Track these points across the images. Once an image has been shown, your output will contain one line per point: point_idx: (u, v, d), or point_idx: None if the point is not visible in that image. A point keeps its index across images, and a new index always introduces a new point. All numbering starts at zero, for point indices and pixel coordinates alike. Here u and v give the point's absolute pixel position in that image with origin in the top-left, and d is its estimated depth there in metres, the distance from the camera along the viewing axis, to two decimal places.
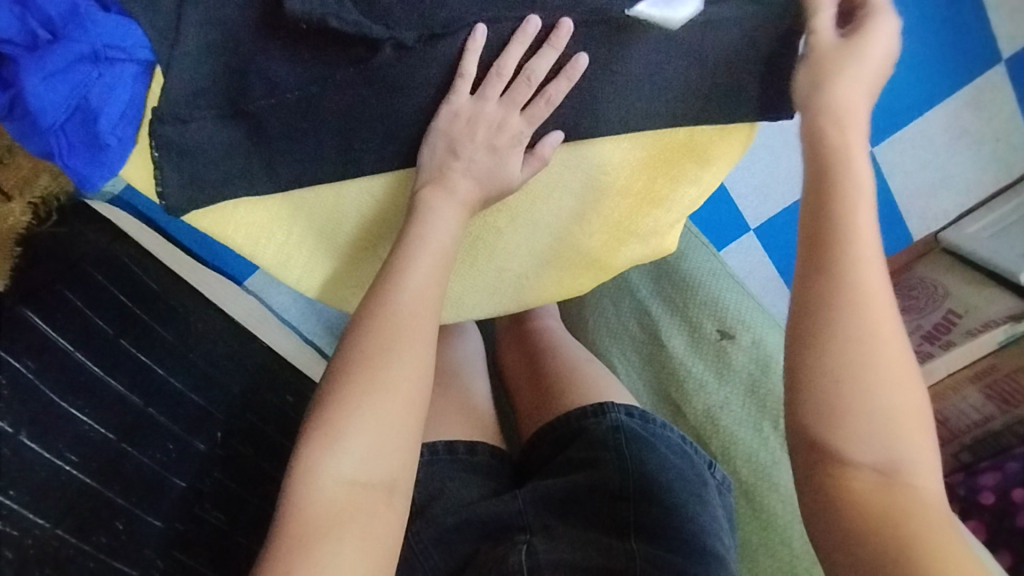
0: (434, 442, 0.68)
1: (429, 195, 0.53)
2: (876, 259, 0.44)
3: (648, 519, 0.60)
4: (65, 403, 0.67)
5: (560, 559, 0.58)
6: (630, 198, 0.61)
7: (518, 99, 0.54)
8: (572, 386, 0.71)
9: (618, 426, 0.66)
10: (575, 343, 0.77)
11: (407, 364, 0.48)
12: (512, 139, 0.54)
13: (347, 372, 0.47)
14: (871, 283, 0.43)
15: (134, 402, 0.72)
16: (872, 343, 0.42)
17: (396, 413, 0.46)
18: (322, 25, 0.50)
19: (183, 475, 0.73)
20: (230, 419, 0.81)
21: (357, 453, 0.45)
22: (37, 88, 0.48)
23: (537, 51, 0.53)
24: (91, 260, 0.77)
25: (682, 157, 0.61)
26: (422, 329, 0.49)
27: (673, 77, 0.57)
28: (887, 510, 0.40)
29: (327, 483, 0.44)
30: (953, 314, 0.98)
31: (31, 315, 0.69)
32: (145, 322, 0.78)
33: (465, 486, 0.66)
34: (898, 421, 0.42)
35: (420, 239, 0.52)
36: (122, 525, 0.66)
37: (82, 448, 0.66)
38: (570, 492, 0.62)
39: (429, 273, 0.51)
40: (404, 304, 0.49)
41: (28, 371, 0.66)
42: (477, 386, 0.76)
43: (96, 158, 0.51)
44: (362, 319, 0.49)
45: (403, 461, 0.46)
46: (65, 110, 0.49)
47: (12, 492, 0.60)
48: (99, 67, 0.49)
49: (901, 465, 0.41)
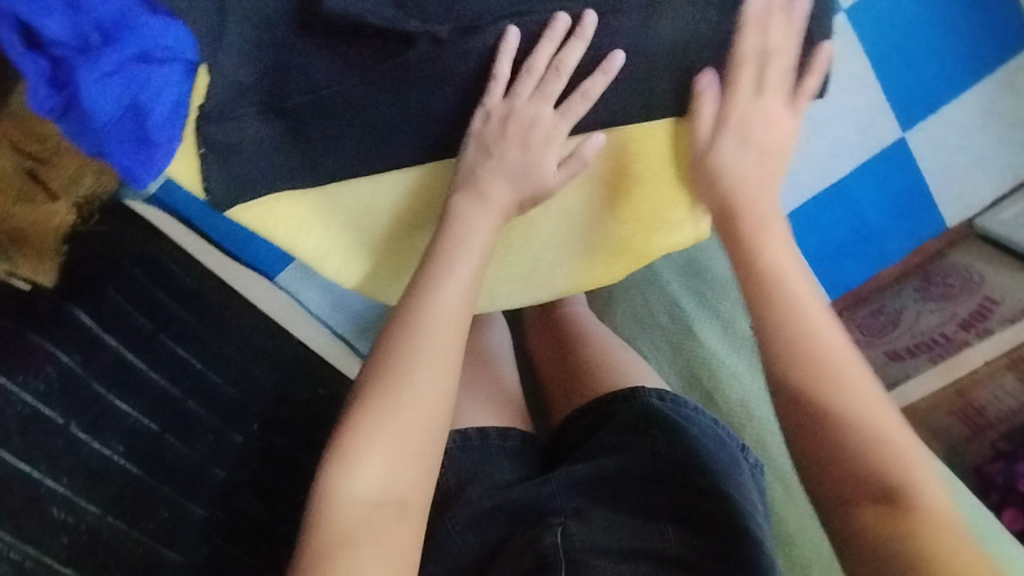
0: (466, 429, 0.69)
1: (460, 214, 0.56)
2: (832, 328, 0.53)
3: (690, 504, 0.61)
4: (113, 397, 0.69)
5: (595, 542, 0.58)
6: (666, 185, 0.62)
7: (551, 93, 0.55)
8: (604, 372, 0.73)
9: (652, 408, 0.68)
10: (604, 329, 0.78)
11: (432, 386, 0.50)
12: (546, 137, 0.56)
13: (370, 392, 0.49)
14: (831, 338, 0.52)
15: (176, 395, 0.75)
16: (852, 387, 0.50)
17: (413, 433, 0.48)
18: (358, 22, 0.50)
19: (223, 466, 0.76)
20: (267, 412, 0.84)
21: (378, 473, 0.47)
22: (91, 88, 0.48)
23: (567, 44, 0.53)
24: (132, 258, 0.79)
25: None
26: (445, 350, 0.51)
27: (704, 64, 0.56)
28: (898, 538, 0.45)
29: (348, 501, 0.46)
30: (989, 301, 0.98)
31: (84, 318, 0.71)
32: (183, 318, 0.80)
33: (499, 472, 0.67)
34: (893, 451, 0.48)
35: (450, 258, 0.54)
36: (167, 512, 0.68)
37: (128, 439, 0.69)
38: (603, 476, 0.63)
39: (450, 295, 0.53)
40: (431, 326, 0.51)
41: (75, 365, 0.68)
42: (507, 374, 0.77)
43: (147, 159, 0.51)
44: (389, 339, 0.51)
45: (419, 481, 0.48)
46: (117, 111, 0.49)
47: (66, 479, 0.62)
48: (147, 68, 0.49)
49: (908, 501, 0.46)
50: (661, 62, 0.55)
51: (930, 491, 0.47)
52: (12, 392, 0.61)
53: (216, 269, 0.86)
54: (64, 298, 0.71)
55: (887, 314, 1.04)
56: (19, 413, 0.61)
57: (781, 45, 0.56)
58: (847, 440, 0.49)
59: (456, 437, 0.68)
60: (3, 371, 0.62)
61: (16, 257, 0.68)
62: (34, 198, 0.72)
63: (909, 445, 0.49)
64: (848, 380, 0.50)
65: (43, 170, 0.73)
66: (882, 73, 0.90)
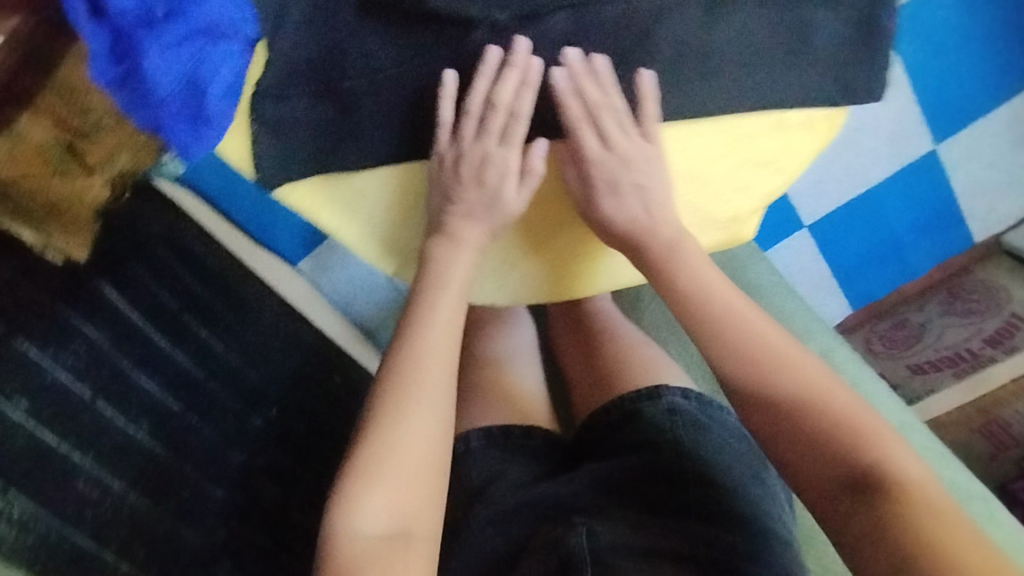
0: (489, 427, 0.71)
1: (437, 263, 0.59)
2: (777, 337, 0.57)
3: (711, 505, 0.62)
4: (137, 375, 0.69)
5: (619, 541, 0.58)
6: (733, 178, 0.60)
7: (494, 129, 0.56)
8: (628, 372, 0.72)
9: (674, 409, 0.68)
10: (630, 326, 0.77)
11: (429, 421, 0.53)
12: (500, 171, 0.57)
13: (371, 433, 0.52)
14: (777, 347, 0.56)
15: (198, 377, 0.75)
16: (800, 388, 0.54)
17: (411, 466, 0.52)
18: (422, 9, 0.52)
19: (243, 449, 0.77)
20: (284, 397, 0.85)
21: (383, 507, 0.50)
22: (154, 60, 0.48)
23: (614, 43, 0.55)
24: (158, 239, 0.78)
25: (816, 136, 0.60)
26: (436, 384, 0.55)
27: (765, 56, 0.56)
28: (878, 521, 0.48)
29: (357, 537, 0.50)
30: (1015, 319, 0.94)
31: (110, 291, 0.71)
32: (204, 299, 0.81)
33: (520, 473, 0.68)
34: (852, 439, 0.52)
35: (434, 300, 0.58)
36: (188, 493, 0.68)
37: (153, 416, 0.69)
38: (624, 476, 0.64)
39: (439, 333, 0.57)
40: (424, 365, 0.55)
41: (102, 341, 0.68)
42: (527, 374, 0.77)
43: (196, 129, 0.51)
44: (384, 381, 0.55)
45: (422, 511, 0.52)
46: (178, 84, 0.50)
47: (91, 454, 0.62)
48: (209, 42, 0.50)
49: (884, 485, 0.49)
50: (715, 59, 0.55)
51: (902, 469, 0.50)
52: (39, 364, 0.61)
53: (241, 255, 0.87)
54: (94, 274, 0.70)
55: (910, 326, 1.05)
56: (47, 384, 0.61)
57: (593, 98, 0.55)
58: (820, 442, 0.52)
59: (479, 434, 0.70)
60: (38, 342, 0.63)
61: (53, 230, 0.63)
62: (69, 171, 0.62)
63: (874, 423, 0.53)
64: (797, 384, 0.54)
65: (83, 143, 0.62)
66: (920, 80, 0.89)
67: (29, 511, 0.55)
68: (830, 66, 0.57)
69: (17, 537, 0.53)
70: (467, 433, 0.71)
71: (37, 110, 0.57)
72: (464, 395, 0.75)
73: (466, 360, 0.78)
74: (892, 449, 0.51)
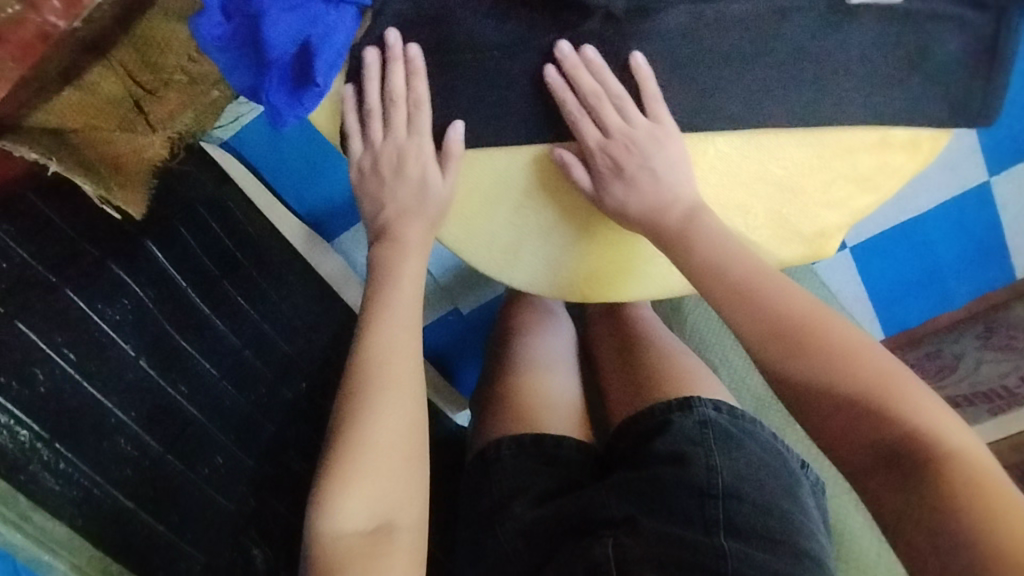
0: (522, 434, 0.69)
1: (392, 254, 0.55)
2: (800, 293, 0.47)
3: (735, 515, 0.58)
4: (180, 337, 0.69)
5: (647, 555, 0.57)
6: (816, 197, 0.52)
7: (398, 122, 0.52)
8: (667, 378, 0.71)
9: (705, 421, 0.64)
10: (670, 335, 0.77)
11: (402, 411, 0.51)
12: (416, 160, 0.52)
13: (342, 430, 0.50)
14: (799, 303, 0.46)
15: (235, 345, 0.75)
16: (830, 346, 0.44)
17: (382, 462, 0.49)
18: None
19: (274, 420, 0.76)
20: (315, 372, 0.84)
21: (361, 505, 0.48)
22: (274, 18, 0.47)
23: (737, 39, 0.49)
24: (203, 202, 0.78)
25: (914, 158, 0.52)
26: (401, 375, 0.52)
27: (859, 79, 0.49)
28: (932, 502, 0.38)
29: (337, 539, 0.48)
30: None
31: (154, 249, 0.69)
32: (245, 267, 0.80)
33: (551, 480, 0.67)
34: (889, 399, 0.42)
35: (393, 290, 0.55)
36: (221, 460, 0.68)
37: (190, 381, 0.68)
38: (651, 484, 0.60)
39: (398, 320, 0.54)
40: (392, 353, 0.52)
41: (149, 301, 0.67)
42: (562, 381, 0.76)
43: (297, 100, 0.48)
44: (351, 376, 0.52)
45: (405, 504, 0.50)
46: (292, 46, 0.48)
47: (133, 413, 0.61)
48: (327, 7, 0.49)
49: (925, 452, 0.40)
50: (851, 67, 0.49)
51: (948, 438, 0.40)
52: (90, 319, 0.61)
53: (281, 229, 0.87)
54: (140, 233, 0.68)
55: (943, 358, 1.02)
56: (95, 339, 0.60)
57: (596, 86, 0.50)
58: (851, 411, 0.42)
59: (509, 443, 0.69)
60: (86, 294, 0.61)
61: (112, 185, 0.62)
62: (133, 128, 0.62)
63: (916, 389, 0.42)
64: (822, 340, 0.45)
65: (149, 101, 0.61)
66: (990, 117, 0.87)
67: (75, 466, 0.56)
68: (947, 88, 0.50)
69: (61, 489, 0.54)
70: (500, 439, 0.70)
71: (111, 62, 0.55)
72: (500, 401, 0.74)
73: (505, 366, 0.78)
74: (932, 413, 0.41)
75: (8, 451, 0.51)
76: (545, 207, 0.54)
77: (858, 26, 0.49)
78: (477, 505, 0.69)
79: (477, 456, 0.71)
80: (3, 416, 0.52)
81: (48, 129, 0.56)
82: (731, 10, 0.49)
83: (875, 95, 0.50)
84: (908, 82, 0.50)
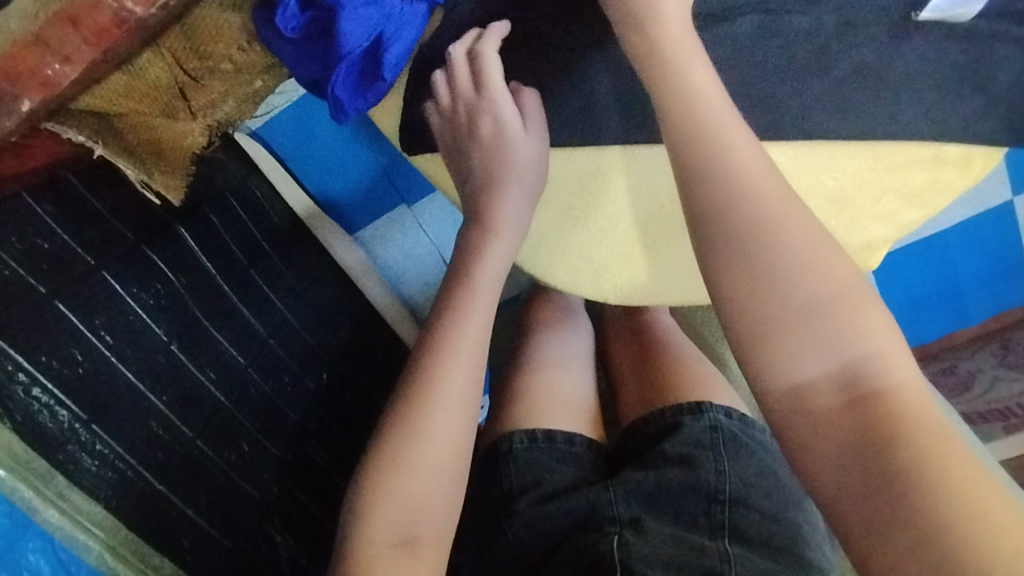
0: (533, 430, 0.66)
1: (477, 255, 0.53)
2: (792, 216, 0.39)
3: (743, 523, 0.57)
4: (209, 324, 0.68)
5: (653, 554, 0.54)
6: (866, 209, 0.53)
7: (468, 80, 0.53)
8: (681, 381, 0.68)
9: (716, 426, 0.63)
10: (687, 342, 0.73)
11: (456, 423, 0.48)
12: (490, 110, 0.53)
13: (390, 435, 0.48)
14: (784, 225, 0.39)
15: (260, 332, 0.75)
16: (811, 281, 0.38)
17: (420, 476, 0.47)
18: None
19: (296, 410, 0.76)
20: (337, 363, 0.84)
21: (391, 517, 0.46)
22: (354, 10, 0.48)
23: (795, 50, 0.50)
24: (231, 190, 0.78)
25: (965, 175, 0.53)
26: (460, 391, 0.49)
27: (915, 93, 0.50)
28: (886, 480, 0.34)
29: (364, 542, 0.46)
30: None
31: (185, 235, 0.69)
32: (270, 257, 0.80)
33: (564, 479, 0.63)
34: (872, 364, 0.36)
35: (472, 294, 0.52)
36: (246, 446, 0.68)
37: (220, 367, 0.68)
38: (661, 487, 0.59)
39: (473, 326, 0.51)
40: (460, 363, 0.49)
41: (181, 287, 0.66)
42: (576, 379, 0.72)
43: (360, 94, 0.51)
44: (413, 377, 0.50)
45: (437, 517, 0.47)
46: (366, 40, 0.49)
47: (165, 397, 0.61)
48: (401, 4, 0.50)
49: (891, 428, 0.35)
50: (905, 81, 0.50)
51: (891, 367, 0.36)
52: (125, 301, 0.60)
53: (305, 218, 0.88)
54: (174, 219, 0.68)
55: (958, 374, 0.97)
56: (130, 323, 0.60)
57: None
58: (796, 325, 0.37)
59: (522, 436, 0.65)
60: (122, 277, 0.61)
61: (154, 170, 0.63)
62: (174, 114, 0.63)
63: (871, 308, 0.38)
64: (805, 272, 0.38)
65: (192, 88, 0.62)
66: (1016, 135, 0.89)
67: (112, 448, 0.56)
68: (1004, 105, 0.51)
69: (97, 470, 0.54)
70: (513, 431, 0.66)
71: (160, 48, 0.58)
72: (513, 392, 0.70)
73: (517, 361, 0.73)
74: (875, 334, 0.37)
75: (47, 431, 0.52)
76: (594, 208, 0.55)
77: (926, 37, 0.50)
78: (485, 499, 0.66)
79: (488, 449, 0.67)
80: (44, 397, 0.52)
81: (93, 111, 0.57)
82: (800, 23, 0.50)
83: (940, 107, 0.50)
84: (975, 95, 0.51)
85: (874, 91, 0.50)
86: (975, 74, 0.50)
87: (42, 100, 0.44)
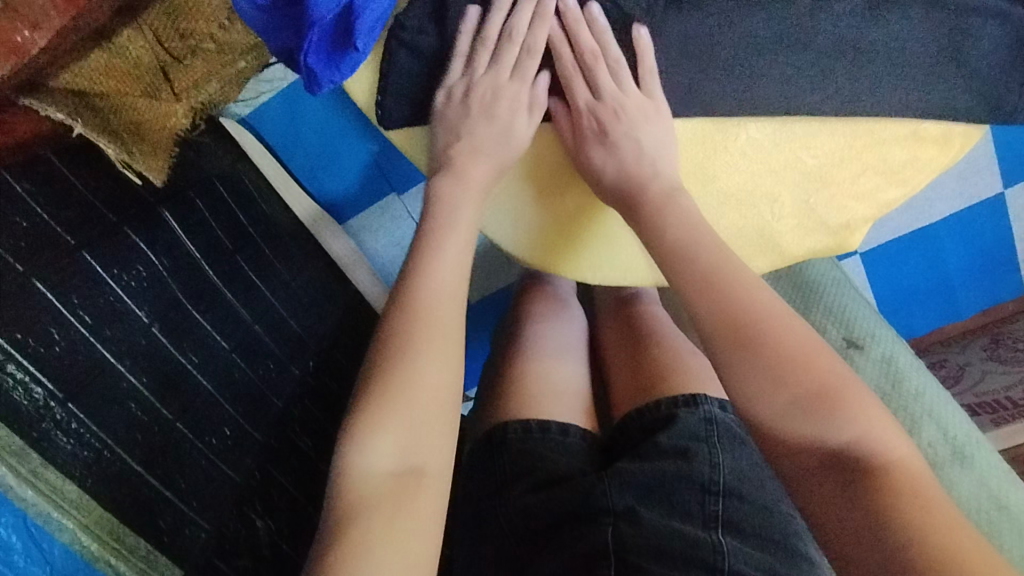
0: (527, 420, 0.65)
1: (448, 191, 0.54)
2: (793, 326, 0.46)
3: (736, 515, 0.56)
4: (191, 307, 0.68)
5: (646, 543, 0.53)
6: (845, 187, 0.54)
7: (505, 60, 0.52)
8: (673, 373, 0.67)
9: (711, 419, 0.62)
10: (680, 334, 0.73)
11: (447, 352, 0.47)
12: (512, 105, 0.53)
13: (383, 362, 0.46)
14: (779, 329, 0.45)
15: (244, 318, 0.74)
16: (806, 368, 0.44)
17: (416, 397, 0.45)
18: None
19: (281, 396, 0.76)
20: (321, 350, 0.84)
21: (391, 446, 0.44)
22: None
23: (773, 26, 0.49)
24: (217, 176, 0.78)
25: (944, 153, 0.54)
26: (448, 322, 0.49)
27: (889, 72, 0.50)
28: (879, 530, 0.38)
29: (364, 477, 0.43)
30: None
31: (170, 218, 0.69)
32: (256, 243, 0.80)
33: (561, 469, 0.62)
34: (860, 444, 0.41)
35: (445, 233, 0.53)
36: (229, 431, 0.67)
37: (202, 352, 0.67)
38: (658, 480, 0.57)
39: (455, 264, 0.51)
40: (439, 290, 0.50)
41: (162, 269, 0.66)
42: (568, 368, 0.71)
43: (334, 64, 0.51)
44: (397, 314, 0.48)
45: (441, 444, 0.46)
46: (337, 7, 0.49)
47: (145, 378, 0.60)
48: None
49: (879, 487, 0.39)
50: (880, 60, 0.50)
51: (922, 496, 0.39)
52: (106, 283, 0.59)
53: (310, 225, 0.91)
54: (158, 202, 0.68)
55: (949, 367, 0.97)
56: (110, 304, 0.59)
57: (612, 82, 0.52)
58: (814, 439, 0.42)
59: (517, 427, 0.64)
60: (102, 259, 0.60)
61: (135, 150, 0.63)
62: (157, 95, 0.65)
63: (892, 444, 0.42)
64: (801, 362, 0.44)
65: (174, 68, 0.66)
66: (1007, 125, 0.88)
67: (87, 427, 0.54)
68: (972, 85, 0.52)
69: (72, 448, 0.53)
70: (508, 423, 0.65)
71: (142, 25, 0.59)
72: (505, 382, 0.69)
73: (509, 351, 0.72)
74: (896, 465, 0.40)
75: (23, 409, 0.50)
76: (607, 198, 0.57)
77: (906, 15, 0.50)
78: (474, 489, 0.66)
79: (482, 439, 0.67)
80: (19, 372, 0.50)
81: (74, 91, 0.57)
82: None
83: (914, 85, 0.51)
84: (951, 73, 0.51)
85: (851, 69, 0.50)
86: (952, 54, 0.51)
87: (11, 67, 0.44)
